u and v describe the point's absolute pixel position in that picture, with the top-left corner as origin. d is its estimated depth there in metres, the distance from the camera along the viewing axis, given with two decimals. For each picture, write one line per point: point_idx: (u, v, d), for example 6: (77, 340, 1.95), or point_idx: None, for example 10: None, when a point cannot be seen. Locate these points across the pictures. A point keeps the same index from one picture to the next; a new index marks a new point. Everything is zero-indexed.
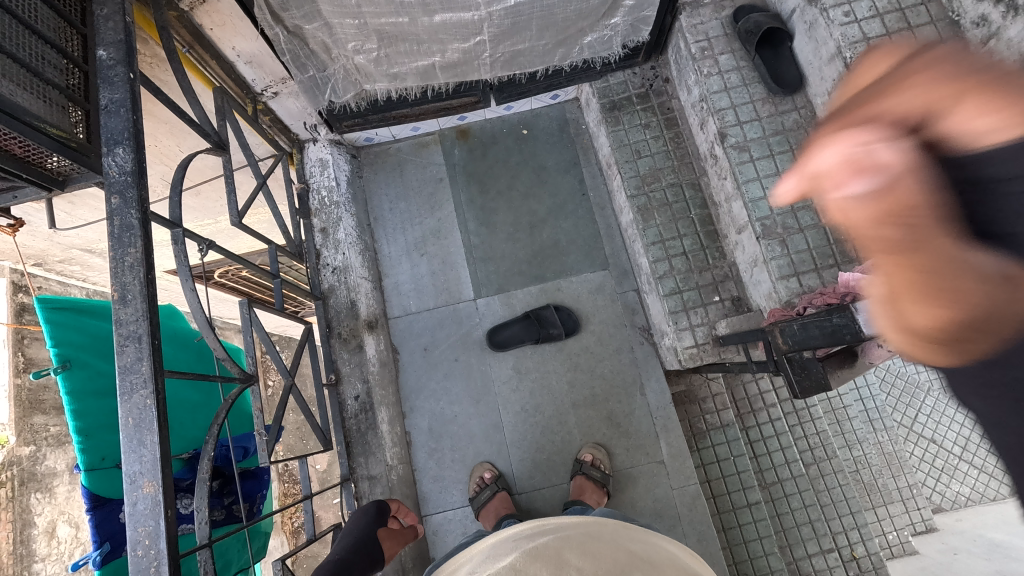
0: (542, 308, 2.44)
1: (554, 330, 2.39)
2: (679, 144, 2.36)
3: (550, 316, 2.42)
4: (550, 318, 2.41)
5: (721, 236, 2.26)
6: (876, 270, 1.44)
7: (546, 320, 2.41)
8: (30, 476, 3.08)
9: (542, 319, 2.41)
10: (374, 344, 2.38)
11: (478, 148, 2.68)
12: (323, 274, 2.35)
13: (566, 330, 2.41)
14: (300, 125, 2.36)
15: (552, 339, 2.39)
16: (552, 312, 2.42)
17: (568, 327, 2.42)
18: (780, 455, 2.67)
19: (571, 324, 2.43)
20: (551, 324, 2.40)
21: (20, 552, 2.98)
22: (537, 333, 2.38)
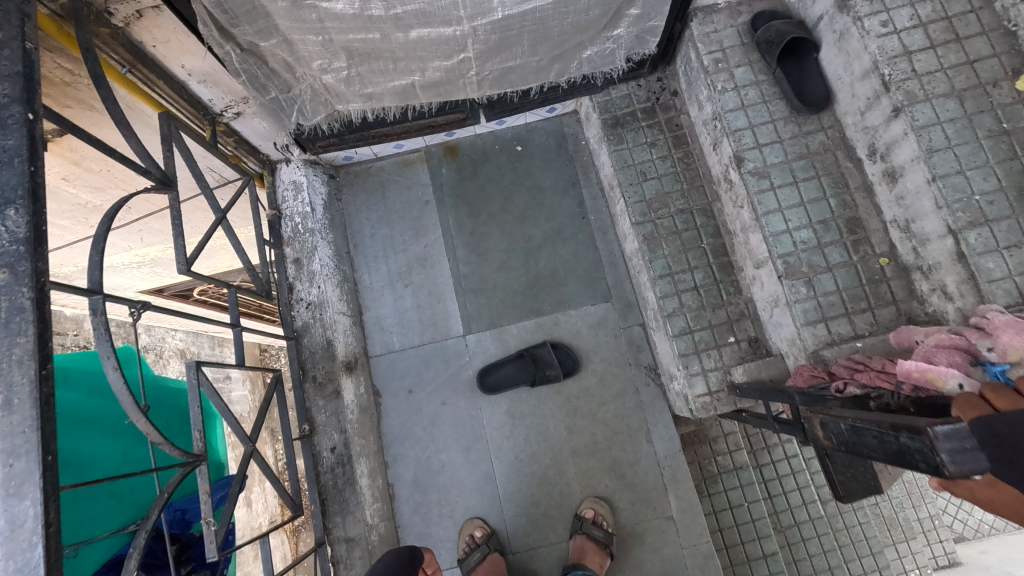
0: (538, 346, 2.22)
1: (552, 371, 2.18)
2: (689, 165, 2.13)
3: (547, 355, 2.20)
4: (547, 358, 2.20)
5: (736, 268, 2.03)
6: (945, 356, 1.24)
7: (543, 359, 2.20)
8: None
9: (539, 359, 2.20)
10: (353, 388, 2.16)
11: (468, 166, 2.45)
12: (296, 310, 2.17)
13: (565, 370, 2.19)
14: (269, 146, 2.13)
15: (549, 380, 2.18)
16: (550, 350, 2.21)
17: (567, 367, 2.21)
18: (797, 495, 2.45)
19: (569, 363, 2.21)
20: (548, 364, 2.19)
21: None
22: (532, 374, 2.18)
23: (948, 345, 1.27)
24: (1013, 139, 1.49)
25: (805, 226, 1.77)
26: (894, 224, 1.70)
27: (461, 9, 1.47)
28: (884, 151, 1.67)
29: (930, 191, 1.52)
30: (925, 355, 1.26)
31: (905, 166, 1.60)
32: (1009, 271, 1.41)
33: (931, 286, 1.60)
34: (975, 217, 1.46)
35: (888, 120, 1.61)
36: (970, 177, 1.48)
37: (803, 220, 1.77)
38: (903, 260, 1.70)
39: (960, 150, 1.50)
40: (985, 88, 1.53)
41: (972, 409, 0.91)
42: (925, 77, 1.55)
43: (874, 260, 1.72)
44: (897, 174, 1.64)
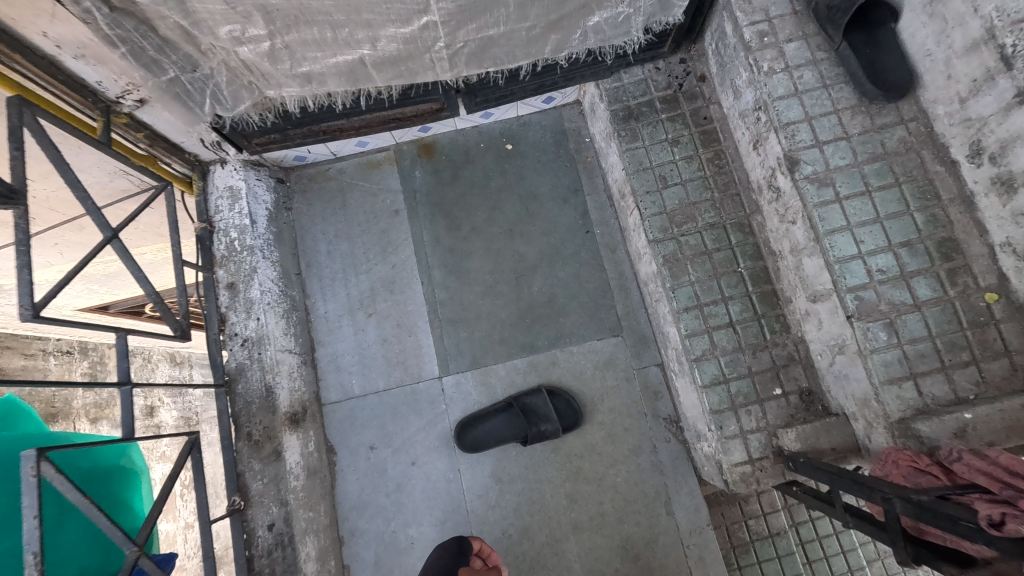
0: (532, 392, 1.79)
1: (548, 425, 1.75)
2: (721, 167, 1.70)
3: (542, 405, 1.77)
4: (542, 408, 1.77)
5: (782, 300, 1.60)
6: None
7: (537, 410, 1.77)
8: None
9: (533, 411, 1.77)
10: (299, 446, 1.73)
11: (448, 169, 2.01)
12: (228, 348, 1.73)
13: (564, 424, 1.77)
14: (195, 143, 1.70)
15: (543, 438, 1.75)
16: (546, 399, 1.78)
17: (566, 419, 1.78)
18: (847, 561, 1.95)
19: (569, 415, 1.78)
20: (543, 417, 1.76)
21: None
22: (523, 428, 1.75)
23: None
24: None
25: (882, 250, 1.34)
26: (1005, 249, 1.27)
27: None
28: (995, 151, 1.24)
29: None
30: None
31: None
32: None
33: None
34: None
35: (1005, 109, 1.18)
36: None
37: (879, 242, 1.34)
38: (1017, 298, 1.26)
39: None
40: None
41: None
42: None
43: (977, 296, 1.29)
44: (1013, 183, 1.21)
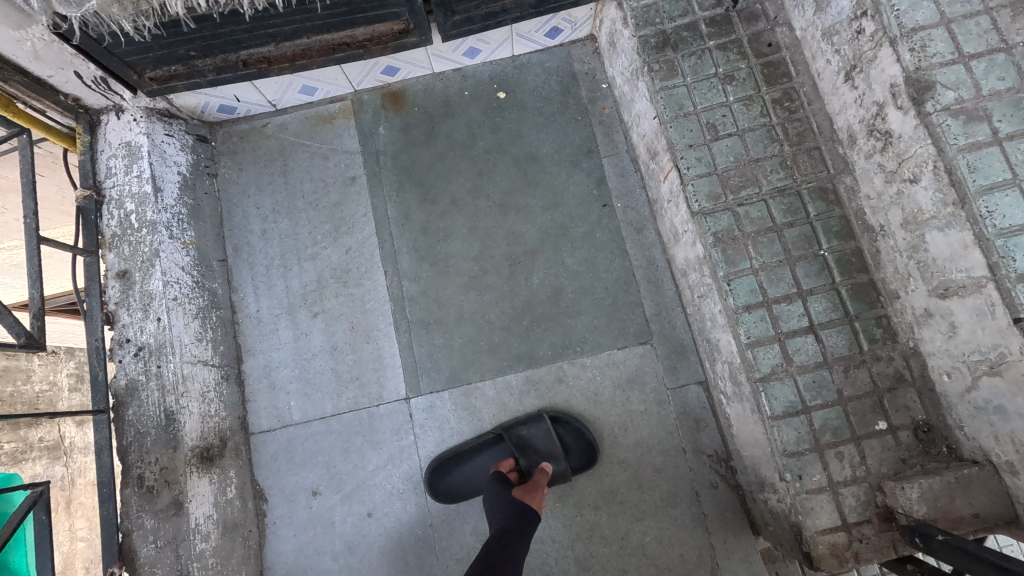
0: (532, 422, 1.33)
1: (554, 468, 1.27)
2: (793, 111, 1.22)
3: (545, 440, 1.31)
4: (546, 445, 1.31)
5: (884, 295, 1.13)
6: None
7: (539, 449, 1.30)
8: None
9: (532, 448, 1.31)
10: (213, 493, 1.27)
11: (421, 124, 1.54)
12: (115, 359, 1.26)
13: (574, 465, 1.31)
14: (67, 79, 1.22)
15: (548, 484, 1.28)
16: (548, 430, 1.32)
17: (576, 457, 1.31)
18: None
19: (580, 452, 1.32)
20: (548, 457, 1.29)
21: None
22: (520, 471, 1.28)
23: None
24: None
25: None
26: None
27: None
28: None
29: None
30: None
31: None
32: None
33: None
34: None
35: None
36: None
37: None
38: None
39: None
40: None
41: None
42: None
43: None
44: None
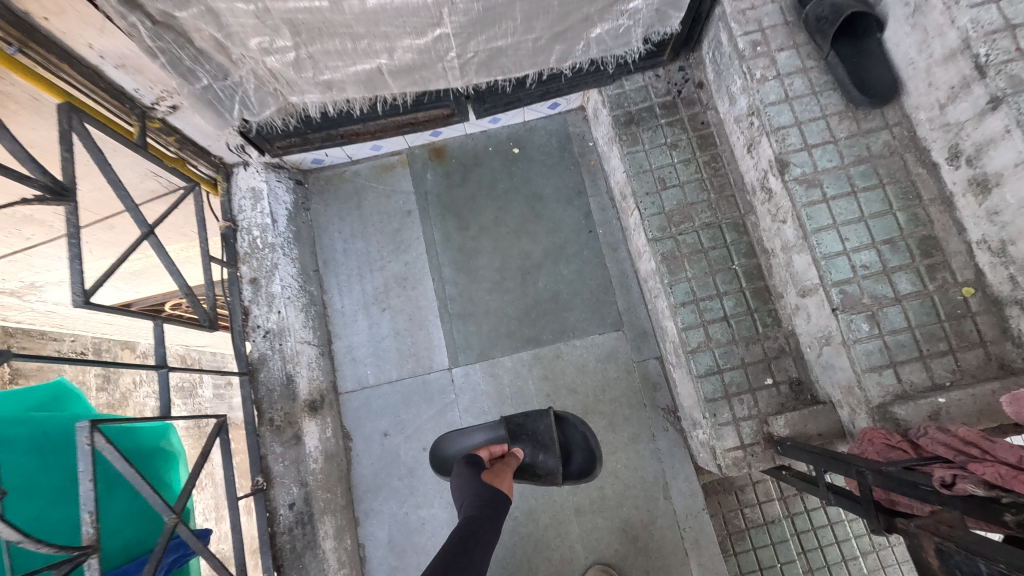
0: (536, 416, 1.68)
1: (549, 467, 1.62)
2: (717, 170, 1.78)
3: (545, 430, 1.66)
4: (543, 435, 1.66)
5: (774, 295, 1.69)
6: None
7: (537, 441, 1.65)
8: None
9: (530, 437, 1.65)
10: (317, 432, 1.84)
11: (457, 171, 2.12)
12: (251, 339, 1.83)
13: (570, 469, 1.67)
14: (220, 146, 1.79)
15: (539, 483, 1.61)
16: (550, 424, 1.67)
17: (574, 450, 1.69)
18: (837, 551, 2.10)
19: (581, 454, 1.68)
20: (543, 447, 1.64)
21: None
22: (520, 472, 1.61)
23: None
24: None
25: (867, 247, 1.42)
26: (982, 246, 1.35)
27: None
28: (972, 155, 1.31)
29: None
30: None
31: (1003, 174, 1.25)
32: None
33: None
34: None
35: (981, 114, 1.26)
36: None
37: (864, 239, 1.42)
38: (992, 291, 1.34)
39: None
40: None
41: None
42: None
43: (954, 290, 1.37)
44: (989, 183, 1.29)
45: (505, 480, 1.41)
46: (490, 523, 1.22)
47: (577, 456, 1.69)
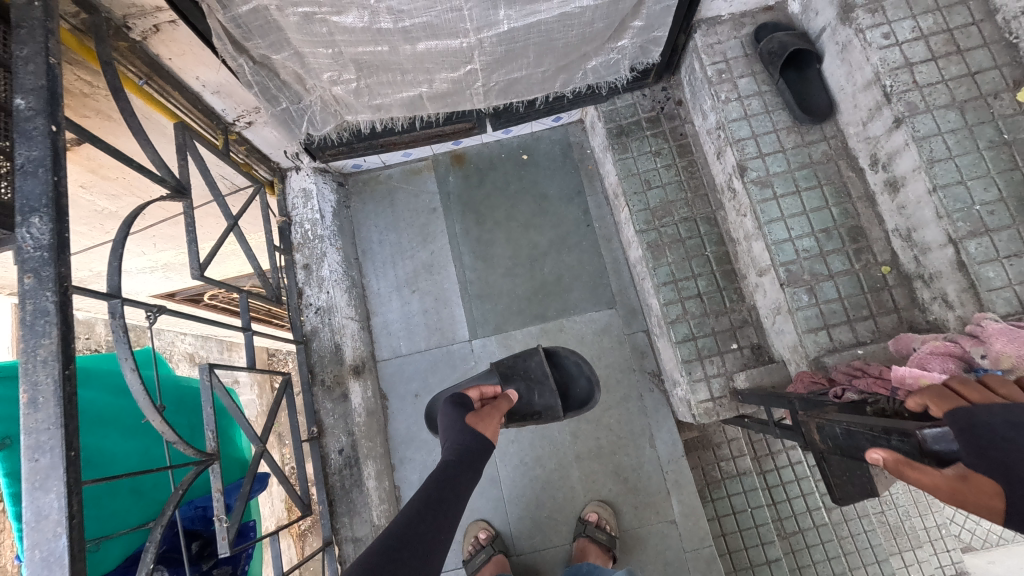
0: (525, 358, 1.89)
1: (548, 402, 1.83)
2: (693, 173, 2.15)
3: (536, 369, 1.87)
4: (535, 371, 1.87)
5: (739, 276, 2.05)
6: (937, 361, 1.22)
7: (530, 380, 1.86)
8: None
9: (525, 379, 1.86)
10: (360, 391, 2.20)
11: (475, 174, 2.48)
12: (305, 315, 2.19)
13: (572, 401, 1.93)
14: (280, 154, 2.16)
15: (544, 419, 1.82)
16: (539, 361, 1.88)
17: (574, 382, 1.95)
18: (801, 502, 2.49)
19: (584, 379, 1.94)
20: (537, 383, 1.85)
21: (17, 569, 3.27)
22: (522, 415, 1.81)
23: (942, 350, 1.25)
24: (1014, 149, 1.50)
25: (807, 235, 1.78)
26: (895, 233, 1.71)
27: (468, 21, 1.49)
28: (886, 162, 1.68)
29: (931, 201, 1.53)
30: (920, 360, 1.24)
31: (907, 177, 1.61)
32: (1010, 280, 1.43)
33: (932, 294, 1.61)
34: (975, 227, 1.47)
35: (890, 131, 1.62)
36: (970, 188, 1.49)
37: (806, 229, 1.78)
38: (904, 269, 1.70)
39: (960, 161, 1.51)
40: (985, 100, 1.54)
41: (945, 402, 0.95)
42: (926, 88, 1.56)
43: (876, 268, 1.74)
44: (898, 184, 1.65)
45: (489, 416, 1.56)
46: (466, 464, 1.39)
47: (577, 382, 1.95)
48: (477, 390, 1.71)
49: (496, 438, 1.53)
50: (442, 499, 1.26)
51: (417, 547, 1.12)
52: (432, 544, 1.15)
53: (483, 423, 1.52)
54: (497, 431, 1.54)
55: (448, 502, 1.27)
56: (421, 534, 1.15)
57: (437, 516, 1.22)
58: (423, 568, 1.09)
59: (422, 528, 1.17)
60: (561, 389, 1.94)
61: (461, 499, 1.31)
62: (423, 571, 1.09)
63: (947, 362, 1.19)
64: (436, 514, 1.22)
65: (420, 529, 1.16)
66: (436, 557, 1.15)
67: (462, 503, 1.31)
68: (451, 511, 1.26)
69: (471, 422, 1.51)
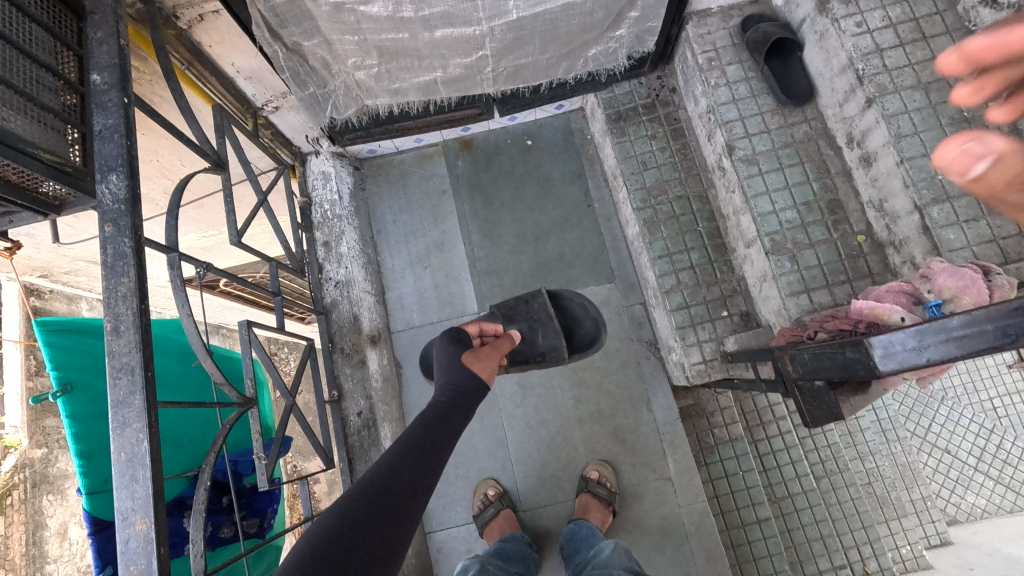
0: (528, 301, 2.03)
1: (552, 343, 1.97)
2: (686, 155, 2.31)
3: (539, 311, 2.01)
4: (538, 312, 2.01)
5: (729, 249, 2.21)
6: (890, 297, 1.31)
7: (535, 322, 2.00)
8: (41, 477, 3.60)
9: (529, 321, 2.00)
10: (377, 359, 2.35)
11: (482, 159, 2.66)
12: (325, 288, 2.35)
13: (576, 343, 2.07)
14: (302, 138, 2.32)
15: (549, 359, 1.97)
16: (542, 303, 2.02)
17: (580, 327, 2.09)
18: (791, 468, 2.64)
19: (590, 321, 2.08)
20: (540, 324, 2.00)
21: (32, 554, 3.52)
22: (527, 354, 1.97)
23: (894, 290, 1.34)
24: (973, 125, 1.66)
25: (790, 208, 1.93)
26: (870, 205, 1.87)
27: (481, 10, 1.67)
28: (860, 139, 1.84)
29: (899, 172, 1.69)
30: (873, 297, 1.33)
31: (878, 152, 1.77)
32: (968, 241, 1.58)
33: (902, 259, 1.76)
34: (938, 194, 1.62)
35: (863, 110, 1.79)
36: (934, 160, 1.64)
37: (789, 202, 1.93)
38: (878, 237, 1.86)
39: (925, 136, 1.66)
40: (948, 81, 1.70)
41: None
42: (895, 71, 1.73)
43: (853, 237, 1.89)
44: (871, 159, 1.81)
45: (487, 357, 1.57)
46: (455, 408, 1.40)
47: (583, 325, 2.09)
48: (477, 327, 1.78)
49: (491, 379, 1.56)
50: (429, 443, 1.27)
51: (399, 490, 1.13)
52: (416, 485, 1.18)
53: (479, 363, 1.54)
54: (493, 371, 1.57)
55: (434, 445, 1.28)
56: (404, 479, 1.16)
57: (422, 460, 1.23)
58: (406, 511, 1.11)
59: (407, 472, 1.18)
60: (566, 331, 2.09)
61: (448, 442, 1.32)
62: (405, 515, 1.11)
63: (899, 295, 1.30)
64: (422, 457, 1.23)
65: (404, 473, 1.17)
66: (420, 499, 1.17)
67: (449, 445, 1.33)
68: (437, 453, 1.28)
69: (467, 361, 1.53)
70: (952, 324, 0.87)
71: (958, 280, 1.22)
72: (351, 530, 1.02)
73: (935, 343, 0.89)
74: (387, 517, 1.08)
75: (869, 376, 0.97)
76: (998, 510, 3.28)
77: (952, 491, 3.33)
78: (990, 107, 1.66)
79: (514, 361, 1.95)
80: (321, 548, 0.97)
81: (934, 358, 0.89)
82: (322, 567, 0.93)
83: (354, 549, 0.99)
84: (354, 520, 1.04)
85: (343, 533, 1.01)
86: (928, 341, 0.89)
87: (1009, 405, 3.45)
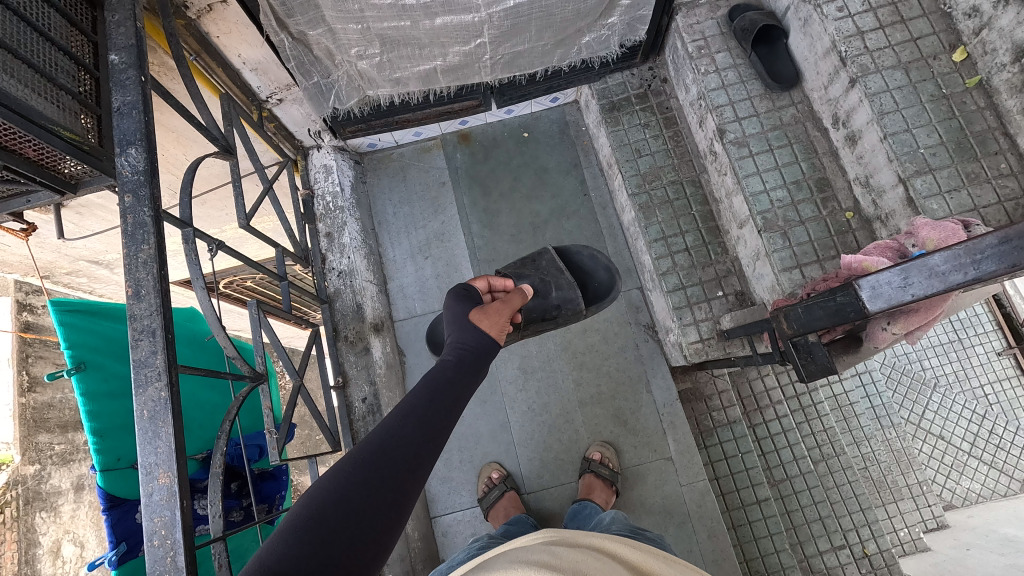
0: (537, 260, 2.10)
1: (565, 295, 2.03)
2: (679, 142, 2.39)
3: (549, 266, 2.09)
4: (551, 268, 2.08)
5: (723, 232, 2.27)
6: (877, 253, 1.41)
7: (546, 276, 2.06)
8: (34, 495, 3.56)
9: (542, 276, 2.05)
10: (380, 346, 2.36)
11: (480, 151, 2.74)
12: (329, 278, 2.38)
13: (589, 299, 2.12)
14: (304, 132, 2.38)
15: (565, 311, 2.01)
16: (551, 259, 2.10)
17: (594, 279, 2.15)
18: (788, 451, 2.67)
19: (603, 271, 2.13)
20: (556, 283, 2.04)
21: (24, 571, 3.44)
22: (543, 309, 1.99)
23: (881, 246, 1.43)
24: (951, 102, 1.73)
25: (780, 187, 1.99)
26: (856, 181, 1.94)
27: None
28: (845, 119, 1.91)
29: (883, 148, 1.76)
30: (862, 253, 1.43)
31: (862, 129, 1.84)
32: (950, 210, 1.62)
33: (889, 231, 1.83)
34: (921, 166, 1.68)
35: (847, 91, 1.86)
36: (915, 134, 1.71)
37: (779, 181, 2.00)
38: (865, 213, 1.93)
39: (907, 112, 1.73)
40: (926, 60, 1.78)
41: None
42: (876, 52, 1.80)
43: (841, 214, 1.96)
44: (856, 137, 1.88)
45: (496, 314, 1.46)
46: (466, 367, 1.30)
47: (596, 280, 2.14)
48: (487, 283, 1.71)
49: (502, 336, 1.45)
50: (436, 405, 1.16)
51: (401, 458, 1.04)
52: (422, 451, 1.07)
53: (487, 320, 1.42)
54: (503, 328, 1.46)
55: (442, 408, 1.16)
56: (409, 442, 1.07)
57: (427, 424, 1.12)
58: (408, 482, 1.02)
59: (409, 438, 1.07)
60: (579, 285, 2.14)
61: (460, 401, 1.22)
62: (407, 486, 1.02)
63: (886, 250, 1.41)
64: (429, 418, 1.13)
65: (406, 438, 1.07)
66: (426, 464, 1.07)
67: (460, 405, 1.22)
68: (446, 416, 1.17)
69: (474, 318, 1.42)
70: (934, 262, 0.98)
71: (940, 233, 1.31)
72: (343, 506, 0.93)
73: (919, 279, 0.99)
74: (387, 489, 0.99)
75: (859, 317, 1.07)
76: (994, 495, 3.31)
77: (947, 476, 3.37)
78: (967, 83, 1.74)
79: (531, 318, 1.96)
80: (308, 529, 0.89)
81: (919, 294, 0.99)
82: (308, 549, 0.87)
83: (346, 531, 0.91)
84: (347, 496, 0.95)
85: (332, 510, 0.93)
86: (913, 277, 0.99)
87: (1001, 392, 3.48)
